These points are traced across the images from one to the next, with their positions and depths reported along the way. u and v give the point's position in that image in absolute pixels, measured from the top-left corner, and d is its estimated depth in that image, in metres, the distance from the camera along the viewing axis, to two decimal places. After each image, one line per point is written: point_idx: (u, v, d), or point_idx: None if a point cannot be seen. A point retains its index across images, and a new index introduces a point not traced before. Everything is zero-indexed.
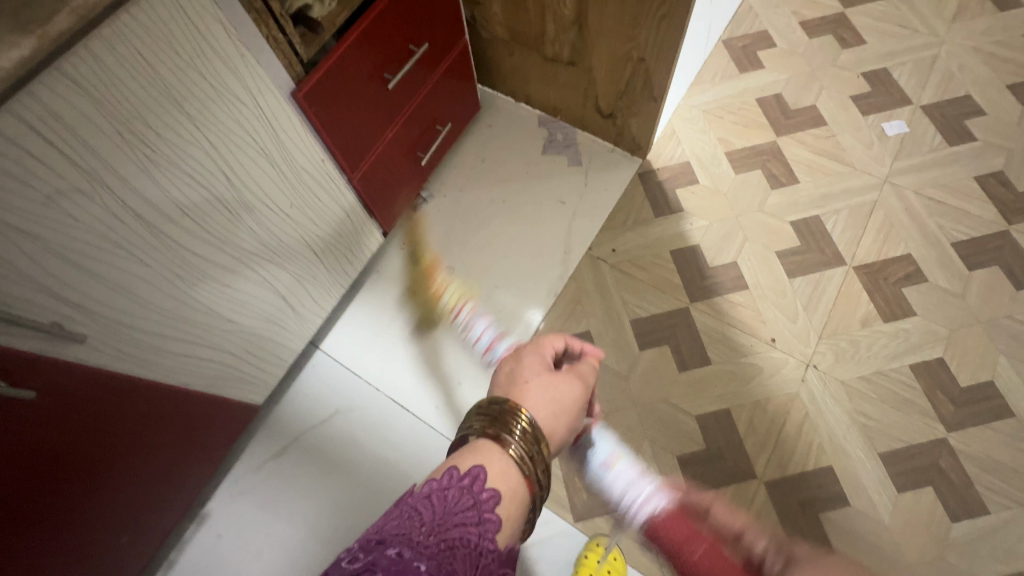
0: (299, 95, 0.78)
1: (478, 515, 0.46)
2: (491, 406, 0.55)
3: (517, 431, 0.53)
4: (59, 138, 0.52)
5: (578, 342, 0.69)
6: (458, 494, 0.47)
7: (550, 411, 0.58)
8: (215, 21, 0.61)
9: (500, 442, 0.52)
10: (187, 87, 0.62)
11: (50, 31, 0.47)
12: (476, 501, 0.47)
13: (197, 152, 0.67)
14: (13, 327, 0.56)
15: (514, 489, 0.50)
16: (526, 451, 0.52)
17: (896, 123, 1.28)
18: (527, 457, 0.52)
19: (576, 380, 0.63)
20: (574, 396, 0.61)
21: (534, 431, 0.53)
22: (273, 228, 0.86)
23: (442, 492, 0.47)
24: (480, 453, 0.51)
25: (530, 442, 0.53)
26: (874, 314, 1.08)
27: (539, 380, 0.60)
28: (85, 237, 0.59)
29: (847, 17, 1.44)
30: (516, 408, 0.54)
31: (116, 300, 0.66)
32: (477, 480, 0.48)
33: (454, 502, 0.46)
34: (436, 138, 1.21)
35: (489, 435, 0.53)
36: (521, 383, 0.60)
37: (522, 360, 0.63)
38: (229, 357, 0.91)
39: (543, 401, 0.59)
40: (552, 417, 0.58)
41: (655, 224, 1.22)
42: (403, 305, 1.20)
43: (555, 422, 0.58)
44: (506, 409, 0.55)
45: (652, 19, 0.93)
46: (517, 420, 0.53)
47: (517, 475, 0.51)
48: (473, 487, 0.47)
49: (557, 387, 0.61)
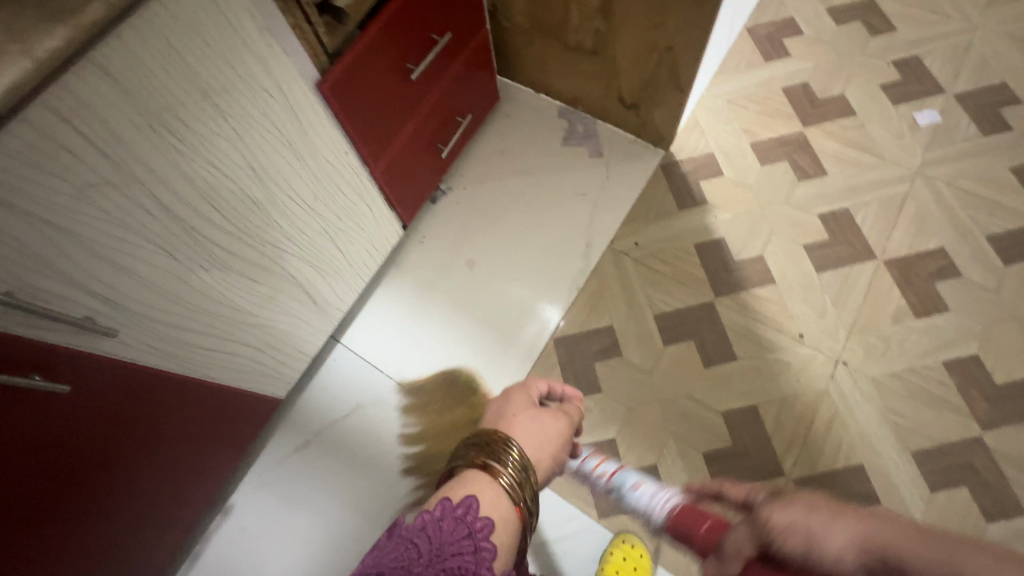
0: (325, 86, 0.77)
1: (473, 544, 0.46)
2: (480, 435, 0.57)
3: (507, 459, 0.54)
4: (91, 130, 0.51)
5: (563, 385, 0.71)
6: (453, 524, 0.47)
7: (538, 444, 0.59)
8: (243, 9, 0.60)
9: (490, 471, 0.53)
10: (215, 78, 0.61)
11: (84, 21, 0.46)
12: (471, 530, 0.47)
13: (225, 143, 0.66)
14: (46, 321, 0.56)
15: (506, 515, 0.51)
16: (516, 478, 0.54)
17: (928, 113, 1.24)
18: (517, 484, 0.53)
19: (563, 415, 0.64)
20: (561, 430, 0.63)
21: (524, 459, 0.55)
22: (298, 221, 0.85)
23: (437, 523, 0.47)
24: (471, 483, 0.53)
25: (520, 470, 0.54)
26: (905, 309, 1.06)
27: (527, 413, 0.62)
28: (116, 232, 0.58)
29: (876, 2, 1.39)
30: (504, 439, 0.56)
31: (145, 294, 0.66)
32: (470, 510, 0.49)
33: (449, 532, 0.47)
34: (456, 130, 1.19)
35: (479, 464, 0.54)
36: (509, 417, 0.62)
37: (510, 396, 0.65)
38: (253, 351, 0.90)
39: (530, 433, 0.60)
40: (540, 451, 0.59)
41: (678, 217, 1.20)
42: (423, 298, 1.19)
43: (544, 454, 0.59)
44: (495, 439, 0.56)
45: (682, 5, 0.90)
46: (506, 449, 0.55)
47: (508, 503, 0.52)
48: (467, 516, 0.48)
49: (545, 420, 0.62)
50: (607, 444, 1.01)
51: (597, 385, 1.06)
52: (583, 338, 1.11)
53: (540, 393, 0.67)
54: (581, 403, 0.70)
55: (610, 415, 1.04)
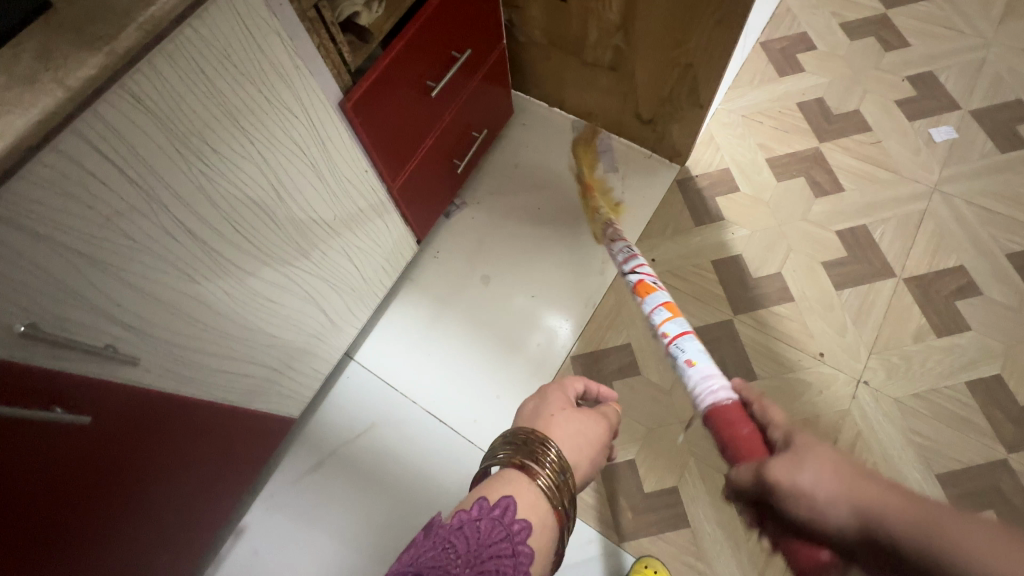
0: (348, 105, 0.76)
1: (511, 547, 0.46)
2: (518, 435, 0.57)
3: (545, 460, 0.55)
4: (120, 156, 0.50)
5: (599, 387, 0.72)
6: (491, 526, 0.48)
7: (577, 446, 0.60)
8: (272, 30, 0.59)
9: (528, 472, 0.54)
10: (243, 101, 0.59)
11: (118, 48, 0.45)
12: (508, 533, 0.48)
13: (250, 166, 0.65)
14: (68, 352, 0.54)
15: (544, 520, 0.51)
16: (554, 481, 0.54)
17: (944, 129, 1.24)
18: (555, 486, 0.54)
19: (599, 417, 0.65)
20: (599, 432, 0.63)
21: (562, 461, 0.55)
22: (317, 240, 0.84)
23: (474, 523, 0.48)
24: (508, 483, 0.53)
25: (557, 472, 0.55)
26: (926, 328, 1.05)
27: (566, 414, 0.62)
28: (141, 258, 0.57)
29: (890, 18, 1.39)
30: (543, 439, 0.57)
31: (166, 319, 0.64)
32: (507, 511, 0.49)
33: (487, 533, 0.47)
34: (471, 145, 1.18)
35: (517, 464, 0.55)
36: (546, 417, 0.62)
37: (547, 396, 0.65)
38: (269, 371, 0.88)
39: (569, 434, 0.61)
40: (579, 453, 0.60)
41: (695, 233, 1.19)
42: (438, 314, 1.17)
43: (581, 457, 0.59)
44: (533, 438, 0.57)
45: (704, 24, 0.89)
46: (546, 449, 0.56)
47: (545, 505, 0.53)
48: (505, 518, 0.49)
49: (583, 421, 0.63)
50: (626, 465, 1.00)
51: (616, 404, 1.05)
52: (600, 356, 1.10)
53: (577, 393, 0.68)
54: (616, 404, 0.71)
55: (630, 435, 1.02)
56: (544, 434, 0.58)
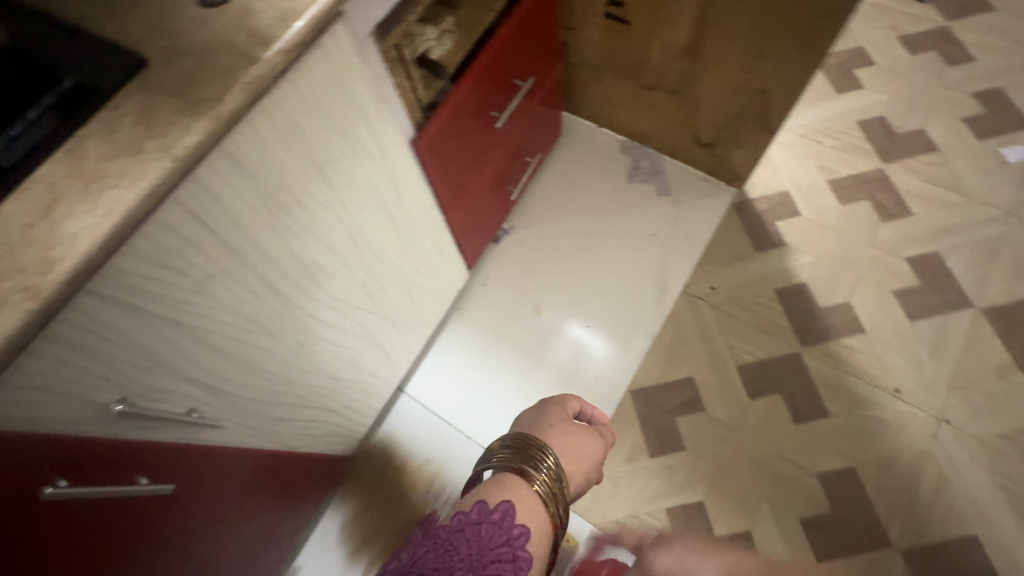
0: (420, 143, 0.73)
1: (512, 552, 0.45)
2: (516, 439, 0.56)
3: (543, 465, 0.54)
4: (214, 220, 0.47)
5: (594, 408, 0.68)
6: (491, 530, 0.46)
7: (573, 456, 0.59)
8: (360, 76, 0.56)
9: (525, 476, 0.53)
10: (329, 151, 0.56)
11: (224, 110, 0.42)
12: (509, 536, 0.46)
13: (330, 216, 0.62)
14: (153, 422, 0.51)
15: (541, 525, 0.50)
16: (550, 486, 0.53)
17: (1017, 148, 1.18)
18: (551, 493, 0.52)
19: (598, 436, 0.63)
20: (596, 449, 0.62)
21: (559, 468, 0.54)
22: (382, 279, 0.80)
23: (474, 527, 0.46)
24: (505, 487, 0.51)
25: (554, 479, 0.54)
26: (1010, 363, 1.00)
27: (563, 427, 0.61)
28: (226, 319, 0.54)
29: (951, 30, 1.34)
30: (541, 444, 0.55)
31: (244, 377, 0.61)
32: (506, 516, 0.48)
33: (488, 537, 0.46)
34: (524, 169, 1.14)
35: (515, 468, 0.53)
36: (544, 429, 0.61)
37: (546, 407, 0.64)
38: (330, 413, 0.85)
39: (564, 447, 0.59)
40: (574, 464, 0.59)
41: (757, 260, 1.14)
42: (490, 344, 1.14)
43: (577, 469, 0.58)
44: (532, 442, 0.56)
45: (783, 48, 0.84)
46: (543, 455, 0.54)
47: (543, 512, 0.51)
48: (505, 522, 0.47)
49: (581, 434, 0.62)
50: (695, 507, 0.96)
51: (680, 442, 1.01)
52: (662, 392, 1.05)
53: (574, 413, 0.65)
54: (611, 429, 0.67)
55: (697, 475, 0.98)
56: (541, 440, 0.57)
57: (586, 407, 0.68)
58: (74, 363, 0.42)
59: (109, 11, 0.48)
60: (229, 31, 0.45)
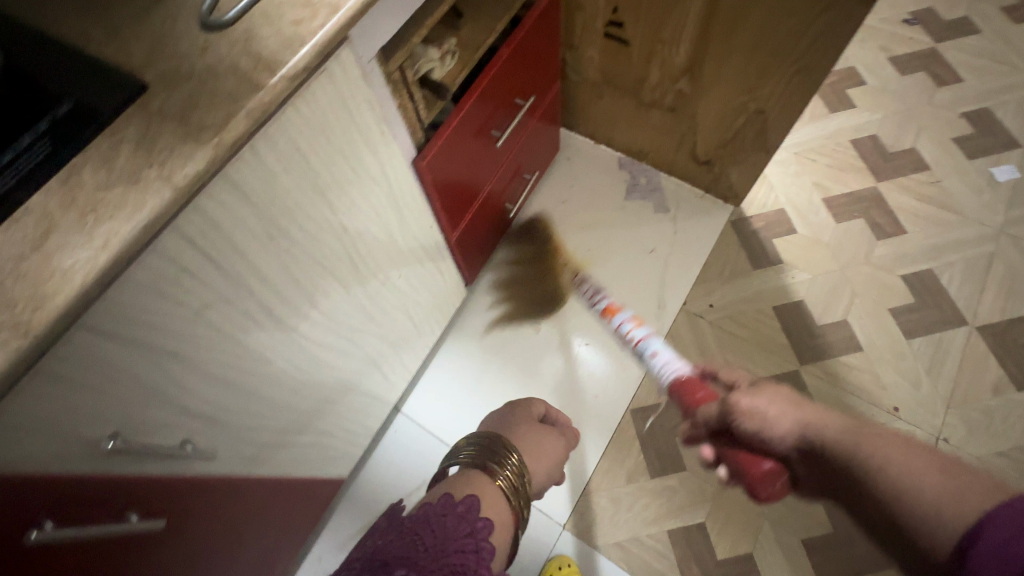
0: (421, 163, 0.72)
1: (475, 542, 0.47)
2: (482, 439, 0.62)
3: (506, 463, 0.59)
4: (213, 248, 0.46)
5: (558, 412, 0.77)
6: (456, 521, 0.49)
7: (535, 454, 0.66)
8: (364, 99, 0.55)
9: (489, 471, 0.58)
10: (332, 174, 0.55)
11: (226, 138, 0.41)
12: (472, 529, 0.49)
13: (330, 239, 0.60)
14: (145, 458, 0.49)
15: (503, 518, 0.55)
16: (512, 481, 0.58)
17: (1006, 168, 1.21)
18: (512, 488, 0.58)
19: (559, 437, 0.71)
20: (557, 447, 0.69)
21: (521, 465, 0.60)
22: (381, 300, 0.79)
23: (439, 518, 0.49)
24: (470, 481, 0.57)
25: (516, 474, 0.59)
26: (1005, 381, 1.01)
27: (526, 429, 0.68)
28: (223, 347, 0.52)
29: (940, 52, 1.37)
30: (506, 442, 0.61)
31: (240, 406, 0.59)
32: (471, 509, 0.51)
33: (453, 527, 0.48)
34: (522, 186, 1.14)
35: (479, 464, 0.59)
36: (511, 432, 0.68)
37: (513, 412, 0.72)
38: (325, 436, 0.83)
39: (528, 445, 0.66)
40: (535, 461, 0.65)
41: (754, 277, 1.15)
42: (488, 362, 1.13)
43: (540, 466, 0.65)
44: (497, 441, 0.62)
45: (782, 72, 0.85)
46: (506, 453, 0.60)
47: (505, 504, 0.56)
48: (469, 513, 0.50)
49: (542, 436, 0.69)
50: (697, 528, 0.95)
51: (681, 462, 1.00)
52: (662, 410, 1.04)
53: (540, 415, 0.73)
54: (574, 430, 0.75)
55: (698, 495, 0.97)
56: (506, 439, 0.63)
57: (550, 410, 0.76)
58: (63, 399, 0.40)
59: (108, 31, 0.47)
60: (232, 55, 0.44)
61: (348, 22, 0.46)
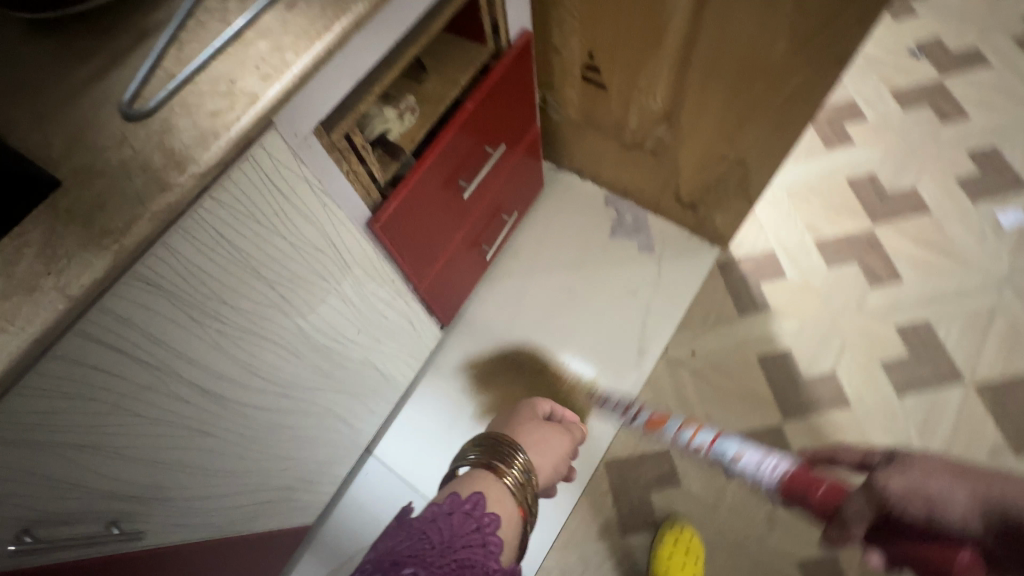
0: (376, 225, 0.71)
1: (483, 537, 0.49)
2: (487, 438, 0.61)
3: (512, 461, 0.58)
4: (127, 342, 0.45)
5: (565, 409, 0.73)
6: (463, 518, 0.50)
7: (541, 451, 0.64)
8: (299, 176, 0.54)
9: (495, 470, 0.57)
10: (267, 253, 0.54)
11: (127, 243, 0.40)
12: (479, 524, 0.50)
13: (273, 312, 0.60)
14: (61, 546, 0.50)
15: (513, 514, 0.55)
16: (519, 479, 0.58)
17: (1012, 213, 1.15)
18: (520, 484, 0.57)
19: (567, 433, 0.68)
20: (563, 443, 0.67)
21: (527, 462, 0.59)
22: (338, 356, 0.78)
23: (447, 517, 0.50)
24: (477, 481, 0.56)
25: (523, 472, 0.58)
26: (1001, 445, 0.96)
27: (533, 423, 0.67)
28: (150, 430, 0.52)
29: (946, 85, 1.31)
30: (510, 442, 0.60)
31: (174, 479, 0.59)
32: (478, 505, 0.51)
33: (459, 525, 0.49)
34: (502, 227, 1.12)
35: (484, 463, 0.58)
36: (515, 428, 0.66)
37: (517, 408, 0.70)
38: (283, 491, 0.83)
39: (535, 441, 0.65)
40: (542, 456, 0.63)
41: (740, 324, 1.11)
42: (464, 405, 1.11)
43: (544, 461, 0.63)
44: (501, 441, 0.60)
45: (759, 127, 0.81)
46: (512, 451, 0.59)
47: (512, 501, 0.56)
48: (475, 511, 0.50)
49: (547, 432, 0.66)
50: None
51: (655, 519, 0.97)
52: (637, 463, 1.01)
53: (550, 410, 0.71)
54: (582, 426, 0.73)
55: None
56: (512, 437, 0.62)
57: (557, 408, 0.73)
58: None
59: (34, 121, 0.46)
60: (147, 150, 0.43)
61: (267, 113, 0.45)
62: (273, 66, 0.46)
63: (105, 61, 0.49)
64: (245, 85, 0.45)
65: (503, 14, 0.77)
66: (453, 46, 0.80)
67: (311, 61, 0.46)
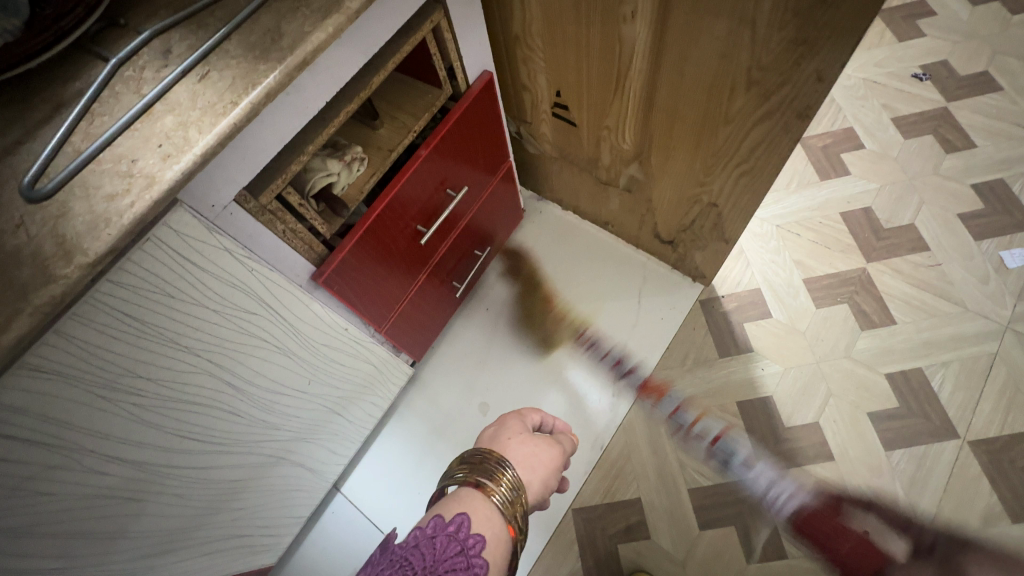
0: (321, 278, 0.70)
1: (466, 560, 0.46)
2: (473, 454, 0.57)
3: (499, 477, 0.54)
4: (23, 428, 0.44)
5: (555, 417, 0.68)
6: (446, 542, 0.47)
7: (529, 465, 0.58)
8: (218, 248, 0.52)
9: (482, 488, 0.53)
10: (187, 325, 0.53)
11: (4, 340, 0.38)
12: (463, 547, 0.47)
13: (201, 378, 0.58)
14: None
15: (500, 535, 0.50)
16: (508, 497, 0.53)
17: (1019, 252, 1.08)
18: (508, 502, 0.53)
19: (556, 445, 0.62)
20: (554, 456, 0.61)
21: (516, 478, 0.54)
22: (288, 407, 0.77)
23: (430, 540, 0.47)
24: (462, 501, 0.52)
25: (511, 489, 0.53)
26: (998, 511, 0.90)
27: (521, 436, 0.61)
28: (62, 507, 0.51)
29: (951, 112, 1.24)
30: (497, 457, 0.56)
31: (99, 546, 0.58)
32: (462, 527, 0.48)
33: (442, 549, 0.47)
34: (474, 262, 1.10)
35: (471, 482, 0.54)
36: (504, 441, 0.61)
37: (503, 420, 0.64)
38: (234, 538, 0.82)
39: (523, 455, 0.59)
40: (532, 473, 0.57)
41: (719, 366, 1.06)
42: (433, 443, 1.08)
43: (534, 477, 0.57)
44: (488, 457, 0.56)
45: (728, 172, 0.77)
46: (500, 467, 0.54)
47: (500, 521, 0.51)
48: (459, 533, 0.48)
49: (536, 444, 0.61)
50: None
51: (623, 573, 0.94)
52: (606, 512, 0.97)
53: (537, 420, 0.65)
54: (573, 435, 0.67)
55: None
56: (499, 453, 0.57)
57: (546, 418, 0.67)
58: None
59: None
60: (40, 236, 0.42)
61: (163, 196, 0.43)
62: (174, 144, 0.45)
63: (18, 134, 0.48)
64: (145, 165, 0.44)
65: (457, 58, 0.75)
66: (409, 90, 0.78)
67: (214, 139, 0.45)
